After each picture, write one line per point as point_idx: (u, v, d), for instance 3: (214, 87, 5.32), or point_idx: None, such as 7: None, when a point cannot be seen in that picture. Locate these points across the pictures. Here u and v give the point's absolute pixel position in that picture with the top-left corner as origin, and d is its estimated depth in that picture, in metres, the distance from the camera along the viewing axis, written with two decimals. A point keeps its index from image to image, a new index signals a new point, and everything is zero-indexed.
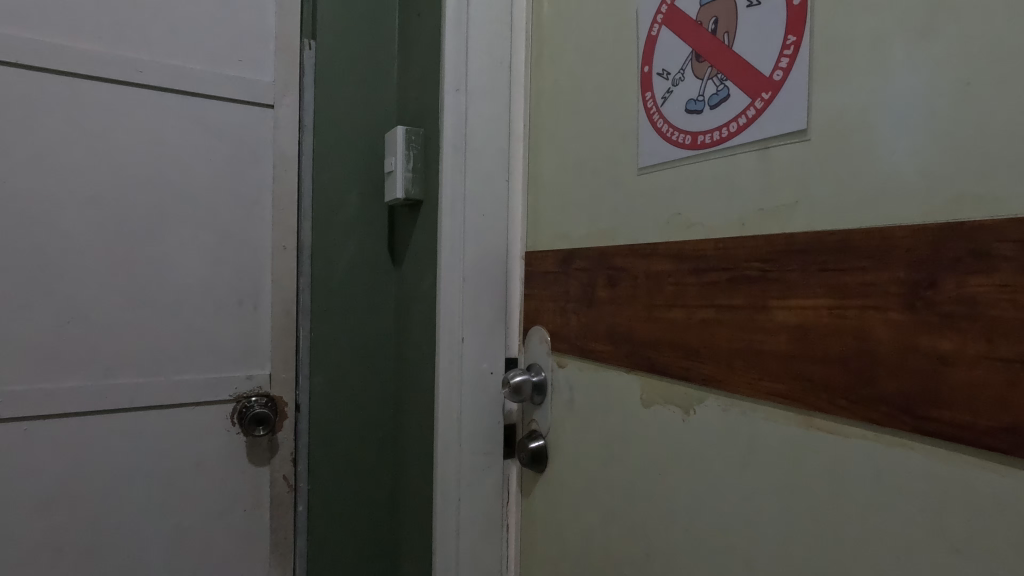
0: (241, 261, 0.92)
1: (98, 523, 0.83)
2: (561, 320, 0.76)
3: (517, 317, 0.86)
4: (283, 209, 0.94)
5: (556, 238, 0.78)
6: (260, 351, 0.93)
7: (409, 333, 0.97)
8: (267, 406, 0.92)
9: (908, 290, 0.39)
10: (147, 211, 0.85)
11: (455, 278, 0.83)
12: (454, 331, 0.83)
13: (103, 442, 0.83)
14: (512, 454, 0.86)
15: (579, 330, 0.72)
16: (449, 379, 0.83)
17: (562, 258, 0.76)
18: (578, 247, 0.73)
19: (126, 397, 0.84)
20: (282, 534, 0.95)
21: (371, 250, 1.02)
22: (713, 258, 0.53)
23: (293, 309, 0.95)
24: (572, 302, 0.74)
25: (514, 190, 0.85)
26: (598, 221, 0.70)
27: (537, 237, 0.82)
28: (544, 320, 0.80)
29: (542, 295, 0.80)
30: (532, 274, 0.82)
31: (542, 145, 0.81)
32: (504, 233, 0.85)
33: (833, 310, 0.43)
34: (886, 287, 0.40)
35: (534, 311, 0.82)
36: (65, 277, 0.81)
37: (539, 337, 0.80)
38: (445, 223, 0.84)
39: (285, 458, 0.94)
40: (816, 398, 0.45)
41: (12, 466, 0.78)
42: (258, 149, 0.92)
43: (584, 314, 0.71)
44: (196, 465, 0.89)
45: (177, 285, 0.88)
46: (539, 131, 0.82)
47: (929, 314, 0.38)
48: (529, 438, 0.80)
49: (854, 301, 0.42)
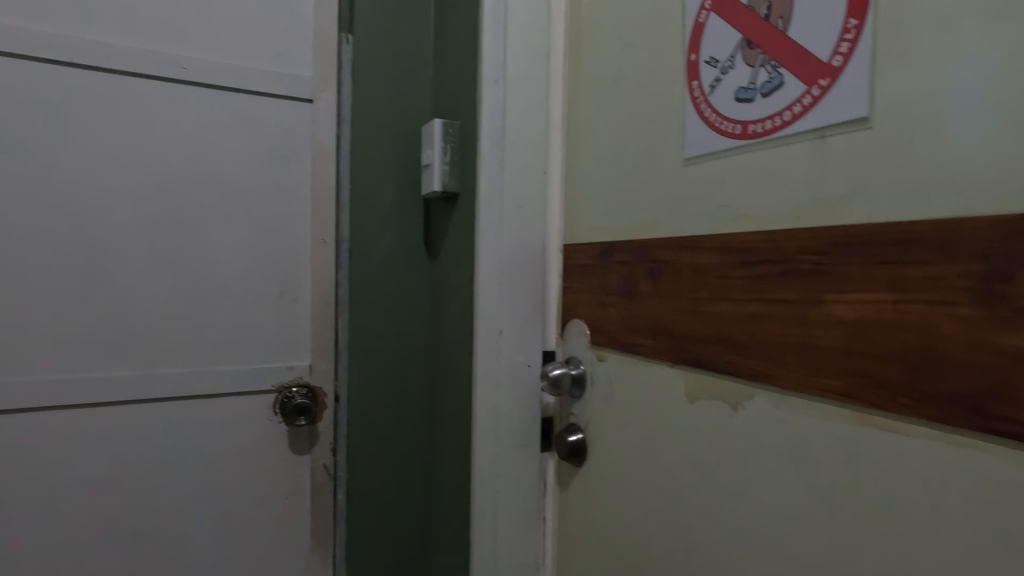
0: (281, 253, 0.93)
1: (147, 506, 0.86)
2: (600, 314, 0.75)
3: (556, 311, 0.85)
4: (322, 203, 0.95)
5: (596, 231, 0.77)
6: (300, 342, 0.95)
7: (445, 325, 0.98)
8: (307, 396, 0.94)
9: (977, 285, 0.37)
10: (191, 205, 0.88)
11: (492, 273, 0.83)
12: (492, 324, 0.83)
13: (152, 428, 0.86)
14: (549, 446, 0.86)
15: (618, 325, 0.72)
16: (486, 372, 0.84)
17: (601, 251, 0.75)
18: (618, 239, 0.72)
19: (174, 385, 0.87)
20: (321, 521, 0.97)
21: (409, 243, 1.02)
22: (763, 251, 0.52)
23: (332, 301, 0.96)
24: (612, 295, 0.73)
25: (553, 185, 0.85)
26: (641, 214, 0.68)
27: (575, 230, 0.81)
28: (582, 313, 0.79)
29: (581, 287, 0.79)
30: (570, 267, 0.82)
31: (581, 136, 0.80)
32: (542, 228, 0.84)
33: (894, 306, 0.42)
34: (953, 282, 0.38)
35: (572, 304, 0.81)
36: (116, 269, 0.84)
37: (578, 330, 0.80)
38: (482, 217, 0.84)
39: (325, 448, 0.96)
40: (874, 397, 0.43)
41: (70, 449, 0.82)
42: (297, 144, 0.94)
43: (624, 308, 0.71)
44: (240, 452, 0.91)
45: (221, 277, 0.90)
46: (578, 122, 0.81)
47: (1003, 311, 0.36)
48: (568, 432, 0.80)
49: (918, 296, 0.40)
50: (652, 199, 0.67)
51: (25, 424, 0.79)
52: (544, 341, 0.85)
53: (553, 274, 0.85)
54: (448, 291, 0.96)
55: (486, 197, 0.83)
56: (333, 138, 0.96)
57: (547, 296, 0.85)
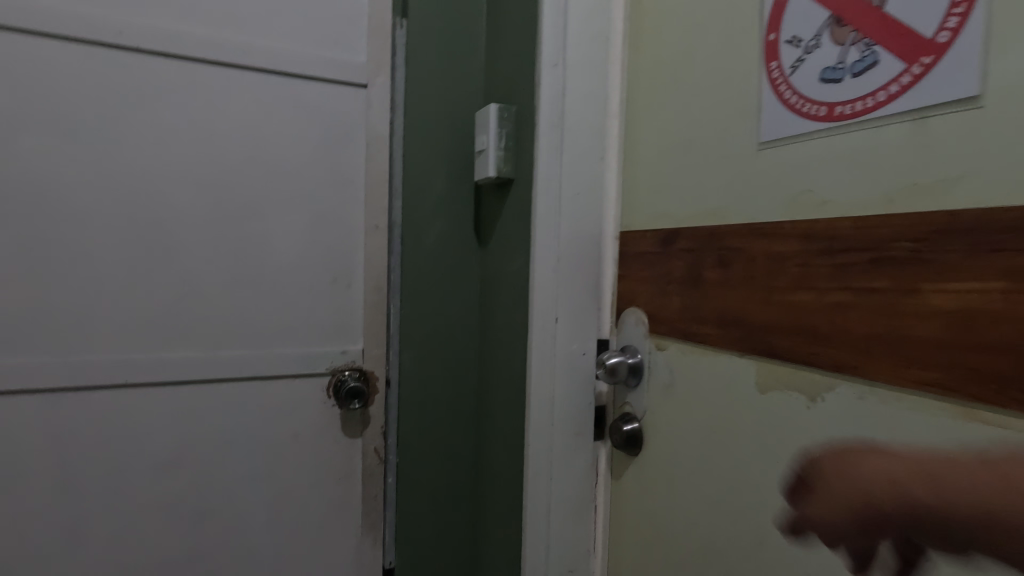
0: (336, 239, 0.94)
1: (207, 484, 0.89)
2: (660, 302, 0.74)
3: (611, 299, 0.84)
4: (376, 189, 0.95)
5: (656, 218, 0.75)
6: (353, 327, 0.95)
7: (495, 312, 0.97)
8: (360, 379, 0.94)
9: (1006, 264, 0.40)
10: (249, 190, 0.89)
11: (548, 259, 0.82)
12: (547, 311, 0.82)
13: (212, 408, 0.88)
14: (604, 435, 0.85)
15: (681, 313, 0.70)
16: (541, 359, 0.83)
17: (663, 237, 0.73)
18: (682, 226, 0.70)
19: (233, 367, 0.89)
20: (372, 503, 0.98)
21: (459, 228, 1.01)
22: (851, 238, 0.50)
23: (384, 286, 0.97)
24: (674, 282, 0.71)
25: (610, 171, 0.83)
26: (708, 200, 0.67)
27: (633, 217, 0.80)
28: (640, 301, 0.78)
29: (640, 275, 0.78)
30: (628, 255, 0.80)
31: (641, 120, 0.79)
32: (599, 214, 0.83)
33: (932, 284, 0.44)
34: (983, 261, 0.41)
35: (629, 292, 0.80)
36: (179, 252, 0.85)
37: (636, 318, 0.79)
38: (538, 202, 0.83)
39: (376, 431, 0.97)
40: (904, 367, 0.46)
41: (135, 427, 0.84)
42: (352, 130, 0.94)
43: (688, 296, 0.69)
44: (295, 434, 0.93)
45: (278, 261, 0.91)
46: (638, 106, 0.79)
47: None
48: (625, 420, 0.79)
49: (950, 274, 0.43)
50: (721, 183, 0.65)
51: (95, 402, 0.82)
52: (600, 330, 0.84)
53: (609, 261, 0.84)
54: (499, 278, 0.95)
55: (543, 183, 0.82)
56: (387, 123, 0.96)
57: (603, 283, 0.84)
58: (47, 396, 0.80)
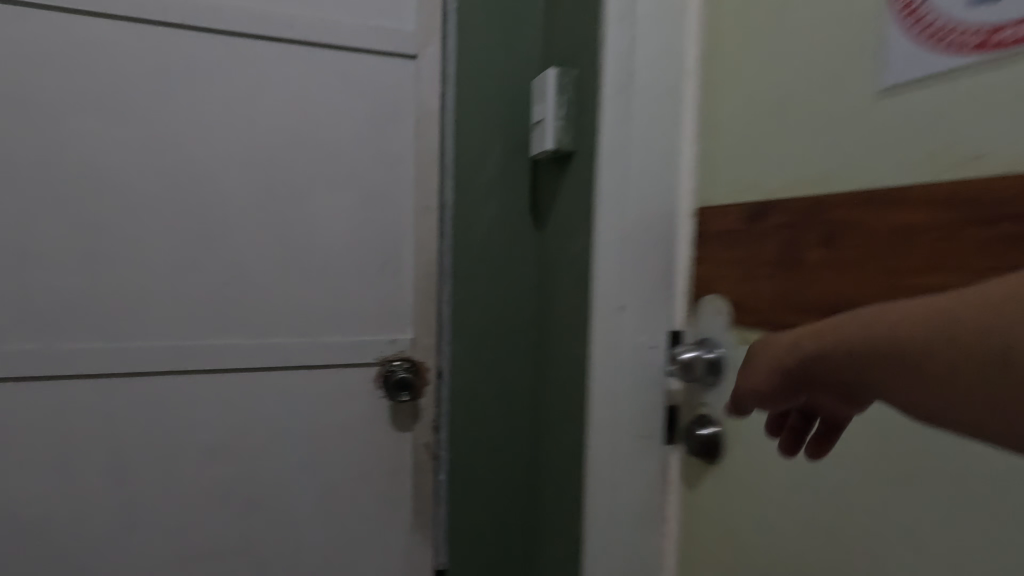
0: (385, 221, 0.89)
1: (257, 474, 0.87)
2: (745, 287, 0.64)
3: (686, 285, 0.74)
4: (426, 168, 0.89)
5: (745, 189, 0.64)
6: (403, 315, 0.90)
7: (556, 301, 0.88)
8: (410, 370, 0.89)
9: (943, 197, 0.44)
10: (296, 170, 0.85)
11: (614, 240, 0.72)
12: (612, 299, 0.73)
13: (261, 397, 0.86)
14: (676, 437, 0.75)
15: (771, 300, 0.60)
16: (604, 354, 0.73)
17: (751, 212, 0.63)
18: (778, 198, 0.59)
19: (281, 355, 0.86)
20: (422, 501, 0.93)
21: (515, 209, 0.93)
22: (1015, 205, 0.39)
23: (435, 272, 0.90)
24: (762, 264, 0.61)
25: (687, 139, 0.73)
26: (815, 166, 0.55)
27: (714, 191, 0.69)
28: (720, 286, 0.68)
29: (720, 258, 0.68)
30: (707, 234, 0.70)
31: (722, 78, 0.68)
32: (673, 189, 0.73)
33: (879, 220, 0.49)
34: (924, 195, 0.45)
35: (708, 276, 0.70)
36: (227, 236, 0.83)
37: (714, 308, 0.66)
38: (600, 176, 0.73)
39: (426, 425, 0.91)
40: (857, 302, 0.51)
41: (185, 414, 0.83)
42: (401, 104, 0.88)
43: (781, 280, 0.58)
44: (344, 426, 0.89)
45: (325, 246, 0.87)
46: (719, 62, 0.69)
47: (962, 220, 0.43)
48: (700, 424, 0.68)
49: (893, 210, 0.48)
50: (835, 143, 0.53)
51: (146, 388, 0.81)
52: (672, 320, 0.74)
53: (684, 242, 0.74)
54: (558, 262, 0.87)
55: (606, 154, 0.72)
56: (438, 97, 0.89)
57: (676, 268, 0.74)
58: (100, 380, 0.79)
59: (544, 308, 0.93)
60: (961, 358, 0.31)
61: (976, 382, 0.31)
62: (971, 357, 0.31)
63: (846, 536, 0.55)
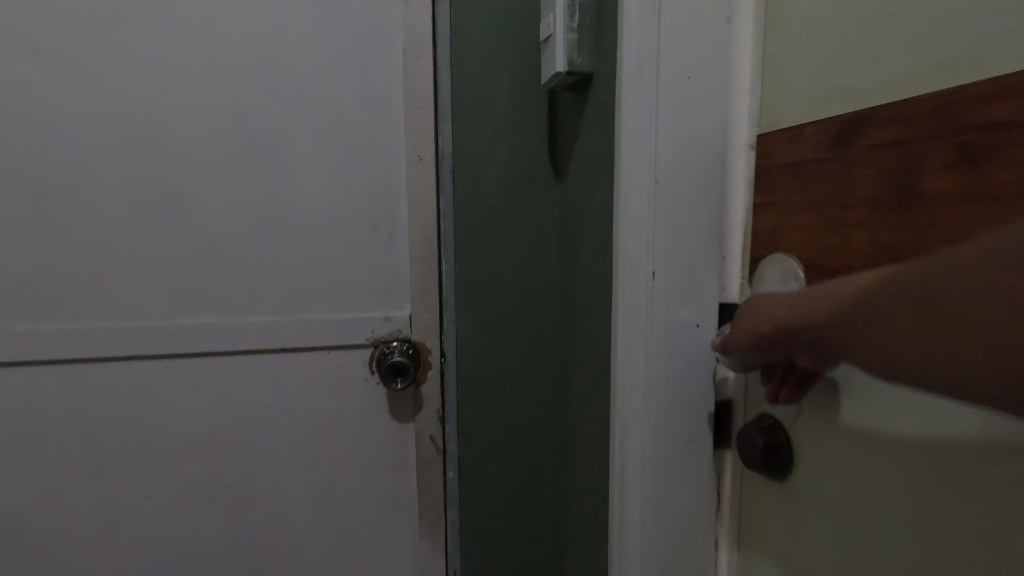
0: (372, 177, 0.75)
1: (244, 469, 0.77)
2: (821, 241, 0.44)
3: (742, 243, 0.55)
4: (418, 110, 0.74)
5: (828, 102, 0.44)
6: (399, 288, 0.77)
7: (579, 267, 0.71)
8: (406, 353, 0.75)
9: (933, 111, 0.35)
10: (264, 119, 0.73)
11: (643, 185, 0.55)
12: (641, 263, 0.56)
13: (240, 385, 0.75)
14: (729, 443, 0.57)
15: (862, 256, 0.41)
16: (633, 334, 0.57)
17: (837, 131, 0.43)
18: (882, 105, 0.40)
19: (259, 337, 0.75)
20: (429, 500, 0.81)
21: (530, 157, 0.77)
22: None
23: (435, 236, 0.76)
24: (846, 203, 0.42)
25: (746, 44, 0.53)
26: (951, 49, 0.35)
27: (782, 109, 0.50)
28: (785, 242, 0.49)
29: (791, 201, 0.48)
30: (768, 170, 0.51)
31: None
32: (727, 113, 0.54)
33: (866, 143, 0.40)
34: (918, 109, 0.37)
35: (769, 229, 0.51)
36: (191, 198, 0.72)
37: (784, 271, 0.48)
38: (624, 100, 0.55)
39: (431, 416, 0.79)
40: (839, 244, 0.42)
41: (158, 403, 0.74)
42: (385, 33, 0.73)
43: (878, 226, 0.39)
44: (336, 417, 0.78)
45: (304, 208, 0.74)
46: None
47: (955, 137, 0.34)
48: (762, 431, 0.49)
49: (879, 129, 0.39)
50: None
51: (115, 374, 0.73)
52: (722, 290, 0.56)
53: (740, 186, 0.55)
54: (579, 220, 0.70)
55: (632, 70, 0.54)
56: (430, 21, 0.73)
57: (728, 220, 0.55)
58: (66, 366, 0.72)
59: (567, 275, 0.76)
60: (917, 324, 0.26)
61: (939, 336, 0.26)
62: (927, 322, 0.26)
63: (842, 539, 0.43)
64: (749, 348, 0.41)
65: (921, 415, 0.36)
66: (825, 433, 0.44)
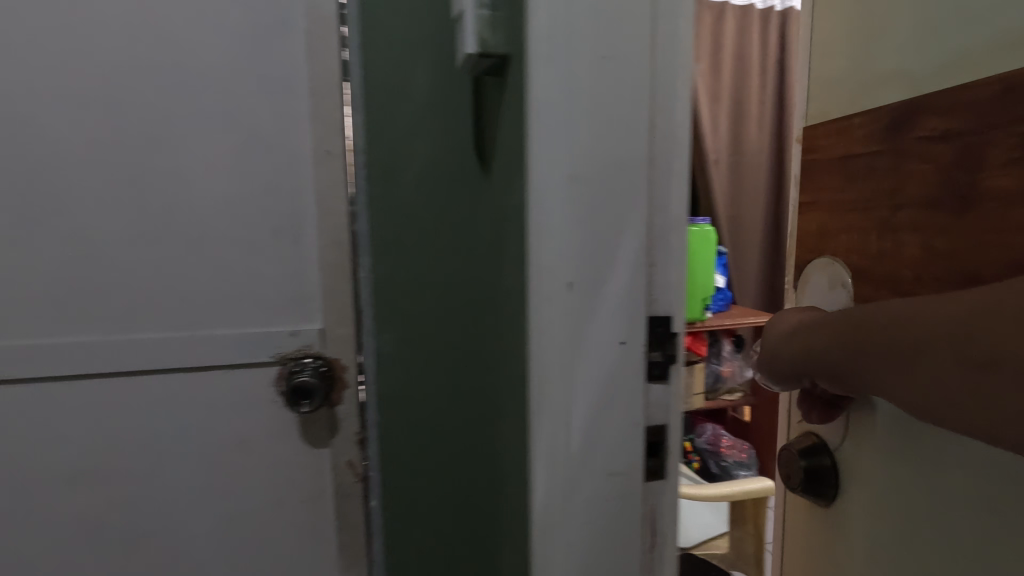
0: (274, 175, 0.69)
1: (146, 492, 0.72)
2: (871, 245, 0.45)
3: (791, 243, 0.57)
4: (323, 99, 0.70)
5: (872, 89, 0.45)
6: (309, 300, 0.72)
7: (499, 278, 0.59)
8: (318, 372, 0.71)
9: (999, 98, 0.34)
10: (149, 114, 0.66)
11: (559, 185, 0.46)
12: (557, 273, 0.47)
13: (134, 407, 0.70)
14: (781, 469, 0.57)
15: (913, 262, 0.41)
16: (548, 359, 0.48)
17: (890, 121, 0.43)
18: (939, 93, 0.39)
19: (152, 353, 0.69)
20: (351, 529, 0.76)
21: (449, 157, 0.67)
22: None
23: (347, 240, 0.72)
24: (897, 204, 0.42)
25: (667, 19, 0.47)
26: (952, 41, 0.39)
27: (821, 99, 0.52)
28: (836, 244, 0.49)
29: (853, 203, 0.47)
30: (813, 166, 0.52)
31: None
32: (649, 99, 0.47)
33: (915, 138, 0.41)
34: (885, 115, 0.43)
35: (815, 231, 0.52)
36: (67, 202, 0.66)
37: (831, 278, 0.49)
38: (532, 86, 0.46)
39: (349, 439, 0.74)
40: (890, 247, 0.43)
41: (41, 429, 0.68)
42: (284, 15, 0.68)
43: (929, 228, 0.39)
44: (242, 442, 0.72)
45: (196, 211, 0.68)
46: None
47: (1012, 134, 0.34)
48: (804, 455, 0.53)
49: (937, 119, 0.39)
50: None
51: None
52: (649, 299, 0.50)
53: (665, 182, 0.49)
54: (496, 230, 0.60)
55: (541, 49, 0.45)
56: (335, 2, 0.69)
57: (654, 222, 0.49)
58: None
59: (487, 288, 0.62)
60: (952, 352, 0.31)
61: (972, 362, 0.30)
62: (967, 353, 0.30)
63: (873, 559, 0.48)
64: (774, 363, 0.45)
65: (946, 436, 0.40)
66: (867, 447, 0.48)
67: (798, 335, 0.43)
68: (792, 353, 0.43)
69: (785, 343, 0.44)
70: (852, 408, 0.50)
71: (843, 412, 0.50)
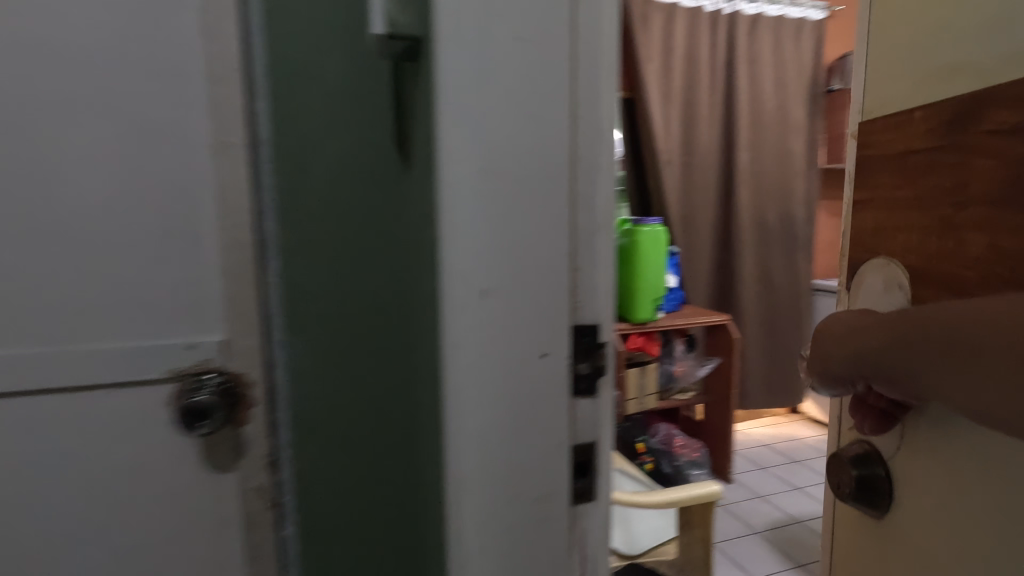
0: (167, 171, 0.66)
1: (34, 512, 0.68)
2: (930, 244, 0.52)
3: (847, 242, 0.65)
4: (221, 79, 0.67)
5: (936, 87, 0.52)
6: (207, 310, 0.69)
7: (415, 288, 0.55)
8: (218, 392, 0.68)
9: None
10: (26, 104, 0.62)
11: (473, 190, 0.42)
12: (470, 282, 0.43)
13: (16, 428, 0.66)
14: (830, 478, 0.65)
15: (980, 261, 0.47)
16: (462, 383, 0.44)
17: (949, 118, 0.49)
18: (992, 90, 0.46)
19: (33, 369, 0.65)
20: (261, 554, 0.74)
21: (365, 158, 0.64)
22: None
23: (249, 243, 0.69)
24: (959, 204, 0.49)
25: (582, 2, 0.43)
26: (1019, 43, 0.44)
27: (891, 98, 0.58)
28: (893, 243, 0.57)
29: (904, 199, 0.55)
30: (872, 160, 0.60)
31: None
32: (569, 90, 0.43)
33: (982, 130, 0.46)
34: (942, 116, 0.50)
35: (872, 228, 0.60)
36: None
37: (886, 281, 0.57)
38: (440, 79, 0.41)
39: (258, 460, 0.72)
40: (950, 245, 0.49)
41: None
42: None
43: (998, 226, 0.45)
44: (137, 461, 0.69)
45: (82, 209, 0.65)
46: None
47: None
48: (856, 464, 0.62)
49: (1003, 114, 0.44)
50: None
51: None
52: (575, 309, 0.46)
53: (590, 180, 0.45)
54: (410, 236, 0.56)
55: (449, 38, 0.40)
56: None
57: (580, 225, 0.45)
58: None
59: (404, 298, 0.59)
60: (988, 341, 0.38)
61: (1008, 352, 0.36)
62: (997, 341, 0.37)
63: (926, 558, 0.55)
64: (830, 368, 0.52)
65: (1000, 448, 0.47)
66: (919, 458, 0.56)
67: (858, 340, 0.49)
68: (844, 355, 0.50)
69: (838, 346, 0.51)
70: (906, 421, 0.57)
71: (900, 425, 0.58)
